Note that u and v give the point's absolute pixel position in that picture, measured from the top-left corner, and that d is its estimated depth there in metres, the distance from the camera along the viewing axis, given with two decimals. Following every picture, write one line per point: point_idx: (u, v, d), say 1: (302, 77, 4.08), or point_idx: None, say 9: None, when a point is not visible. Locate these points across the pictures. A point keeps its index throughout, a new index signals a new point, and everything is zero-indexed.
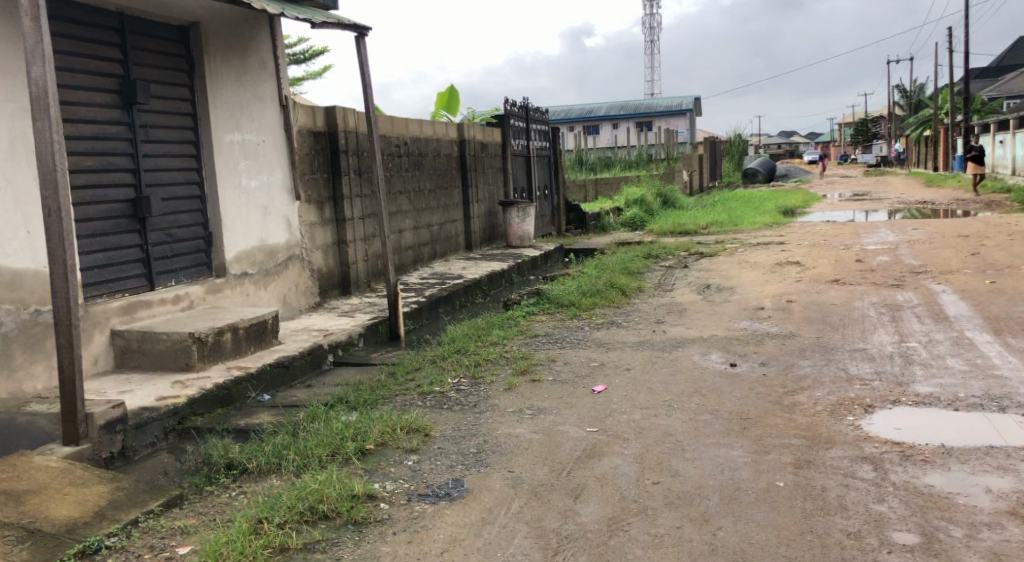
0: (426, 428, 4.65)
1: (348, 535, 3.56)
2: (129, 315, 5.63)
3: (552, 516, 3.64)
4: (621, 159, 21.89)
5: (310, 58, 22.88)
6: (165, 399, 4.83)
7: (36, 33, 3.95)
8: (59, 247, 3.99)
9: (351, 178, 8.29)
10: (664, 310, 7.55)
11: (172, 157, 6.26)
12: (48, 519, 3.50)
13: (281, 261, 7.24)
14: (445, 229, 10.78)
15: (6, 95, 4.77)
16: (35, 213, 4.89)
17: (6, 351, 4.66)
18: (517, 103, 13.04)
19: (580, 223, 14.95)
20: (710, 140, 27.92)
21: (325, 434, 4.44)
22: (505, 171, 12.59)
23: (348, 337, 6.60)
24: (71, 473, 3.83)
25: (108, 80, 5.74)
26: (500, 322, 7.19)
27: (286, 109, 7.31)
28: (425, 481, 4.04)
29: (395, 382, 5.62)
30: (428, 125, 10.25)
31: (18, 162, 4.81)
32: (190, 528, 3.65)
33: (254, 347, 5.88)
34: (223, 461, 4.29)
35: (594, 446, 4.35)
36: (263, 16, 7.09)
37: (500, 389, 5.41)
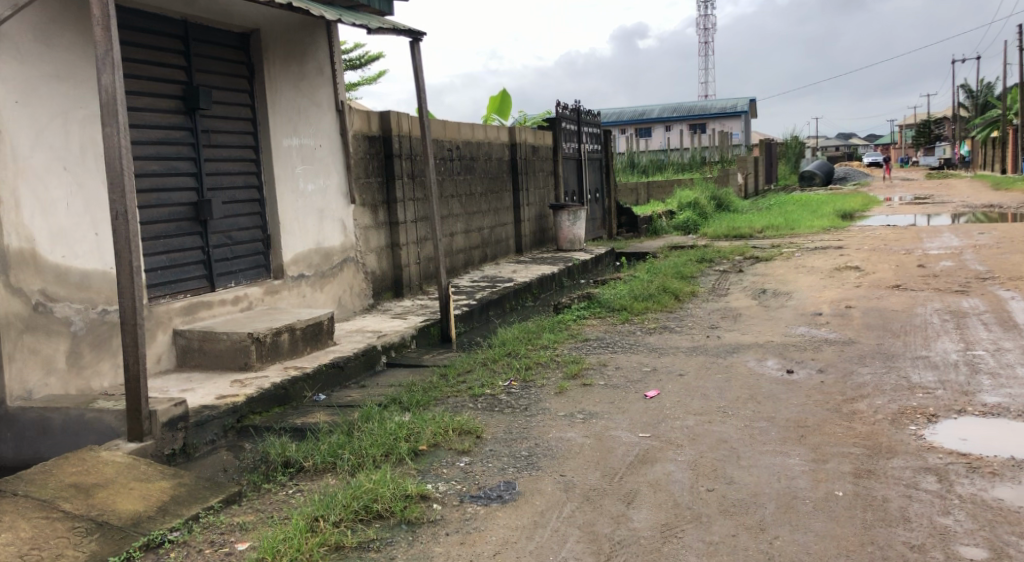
0: (477, 430, 4.69)
1: (402, 535, 3.62)
2: (191, 316, 5.78)
3: (605, 521, 3.65)
4: (675, 162, 21.77)
5: (366, 64, 23.13)
6: (224, 398, 4.95)
7: (107, 43, 4.10)
8: (125, 249, 4.13)
9: (404, 182, 8.40)
10: (717, 315, 7.49)
11: (232, 162, 6.41)
12: (115, 512, 3.62)
13: (336, 264, 7.36)
14: (496, 233, 10.83)
15: (78, 102, 4.94)
16: (103, 217, 5.06)
17: (76, 349, 4.82)
18: (569, 106, 13.07)
19: (631, 227, 14.89)
20: (765, 144, 27.53)
21: (378, 434, 4.51)
22: (557, 175, 12.62)
23: (400, 339, 6.68)
24: (136, 468, 3.95)
25: (173, 87, 5.90)
26: (552, 326, 7.21)
27: (342, 114, 7.44)
28: (478, 483, 4.08)
29: (446, 384, 5.68)
30: (481, 129, 10.33)
31: (88, 167, 4.98)
32: (248, 524, 3.72)
33: (310, 347, 5.99)
34: (280, 459, 4.37)
35: (646, 452, 4.34)
36: (320, 23, 7.23)
37: (550, 393, 5.43)
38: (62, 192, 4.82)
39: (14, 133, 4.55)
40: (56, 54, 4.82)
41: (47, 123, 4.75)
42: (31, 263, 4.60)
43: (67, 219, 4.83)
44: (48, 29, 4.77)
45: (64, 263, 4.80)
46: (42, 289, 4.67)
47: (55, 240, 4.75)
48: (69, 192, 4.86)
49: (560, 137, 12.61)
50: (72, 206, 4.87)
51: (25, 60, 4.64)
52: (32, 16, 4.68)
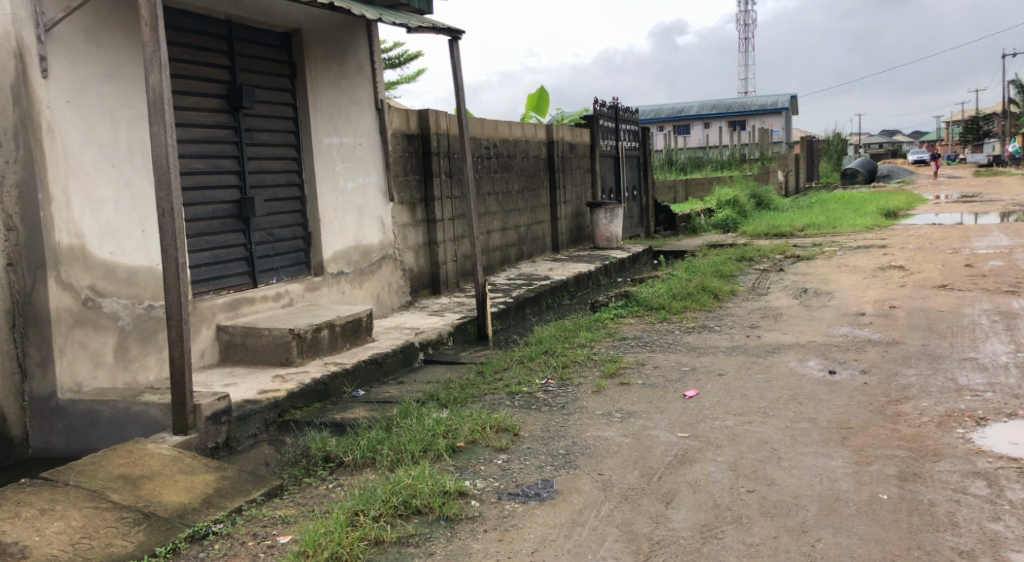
0: (515, 428, 4.70)
1: (440, 530, 3.64)
2: (233, 311, 5.87)
3: (643, 521, 3.64)
4: (714, 159, 21.62)
5: (405, 63, 23.25)
6: (267, 393, 5.03)
7: (154, 43, 4.17)
8: (171, 245, 4.21)
9: (441, 180, 8.44)
10: (758, 315, 7.42)
11: (274, 160, 6.49)
12: (160, 504, 3.69)
13: (375, 261, 7.42)
14: (533, 231, 10.84)
15: (126, 102, 5.04)
16: (149, 214, 5.16)
17: (123, 344, 4.93)
18: (607, 104, 13.03)
19: (669, 225, 14.81)
20: (807, 141, 27.15)
21: (417, 431, 4.54)
22: (594, 172, 12.59)
23: (438, 336, 6.72)
24: (181, 461, 4.03)
25: (217, 87, 5.99)
26: (588, 324, 7.20)
27: (381, 113, 7.49)
28: (516, 480, 4.10)
29: (483, 381, 5.70)
30: (518, 127, 10.34)
31: (135, 164, 5.08)
32: (290, 517, 3.77)
33: (350, 343, 6.06)
34: (320, 454, 4.43)
35: (685, 452, 4.33)
36: (360, 22, 7.29)
37: (588, 391, 5.43)
38: (111, 189, 4.92)
39: (65, 132, 4.65)
40: (106, 54, 4.92)
41: (97, 122, 4.85)
42: (81, 258, 4.71)
43: (115, 215, 4.93)
44: (99, 30, 4.87)
45: (113, 260, 4.90)
46: (91, 284, 4.77)
47: (103, 236, 4.85)
48: (118, 189, 4.96)
49: (597, 134, 12.57)
50: (120, 203, 4.97)
51: (76, 61, 4.74)
52: (83, 18, 4.78)
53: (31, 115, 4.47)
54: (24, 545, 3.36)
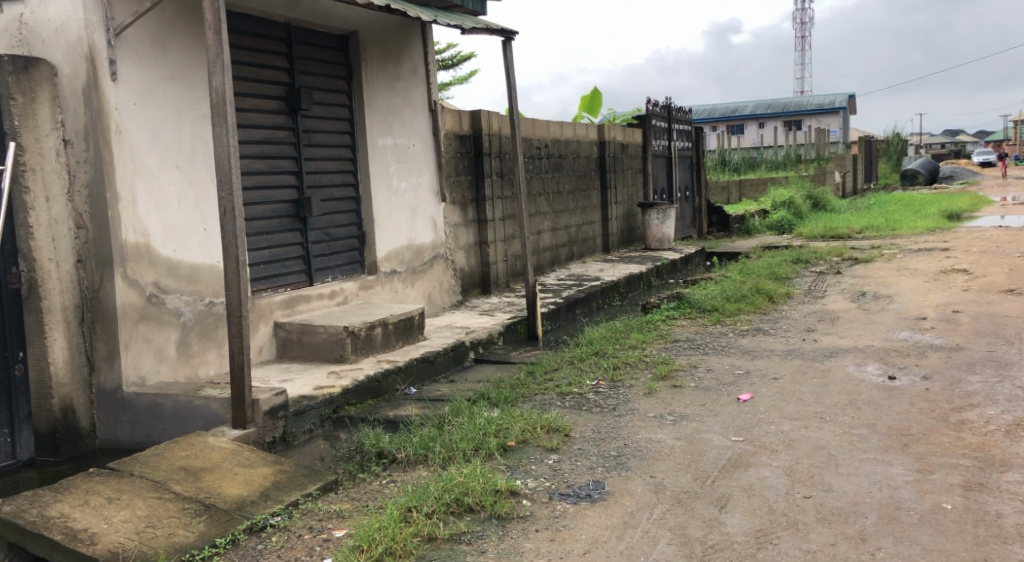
0: (565, 428, 4.70)
1: (492, 529, 3.67)
2: (290, 308, 5.98)
3: (697, 524, 3.62)
4: (769, 160, 21.45)
5: (458, 63, 23.37)
6: (322, 389, 5.11)
7: (218, 46, 4.27)
8: (232, 244, 4.30)
9: (492, 181, 8.47)
10: (814, 318, 7.30)
11: (330, 161, 6.59)
12: (221, 495, 3.78)
13: (427, 260, 7.49)
14: (583, 231, 10.82)
15: (190, 104, 5.17)
16: (211, 214, 5.29)
17: (186, 339, 5.05)
18: (660, 104, 12.95)
19: (722, 226, 14.69)
20: (866, 140, 26.67)
21: (468, 429, 4.58)
22: (646, 172, 12.52)
23: (488, 335, 6.75)
24: (240, 454, 4.13)
25: (276, 89, 6.09)
26: (640, 326, 7.17)
27: (434, 114, 7.56)
28: (566, 480, 4.10)
29: (534, 381, 5.72)
30: (570, 127, 10.34)
31: (198, 164, 5.21)
32: (345, 512, 3.83)
33: (402, 341, 6.13)
34: (374, 450, 4.49)
35: (740, 456, 4.29)
36: (415, 24, 7.35)
37: (639, 393, 5.40)
38: (175, 189, 5.04)
39: (132, 133, 4.78)
40: (171, 57, 5.04)
41: (163, 123, 4.98)
42: (146, 256, 4.84)
43: (178, 214, 5.05)
44: (165, 34, 5.00)
45: (176, 257, 5.02)
46: (155, 281, 4.89)
47: (167, 235, 4.97)
48: (181, 188, 5.09)
49: (650, 135, 12.50)
50: (183, 203, 5.10)
51: (143, 64, 4.87)
52: (150, 22, 4.90)
53: (100, 117, 4.61)
54: (93, 532, 3.43)
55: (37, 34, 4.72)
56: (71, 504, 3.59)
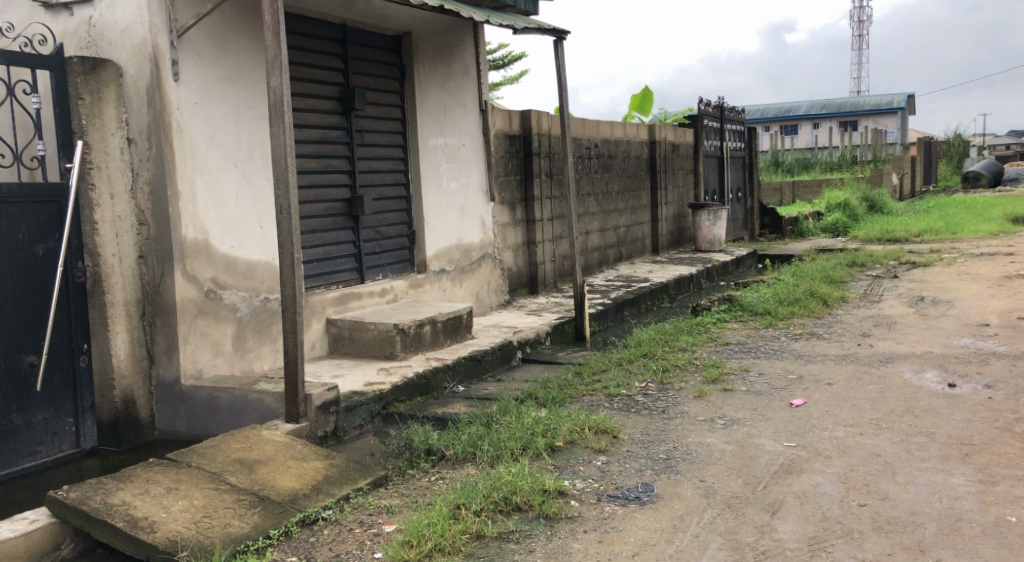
0: (614, 430, 4.69)
1: (541, 528, 3.66)
2: (342, 306, 6.05)
3: (748, 530, 3.58)
4: (823, 160, 21.15)
5: (509, 64, 23.41)
6: (372, 385, 5.16)
7: (276, 47, 4.33)
8: (288, 241, 4.37)
9: (542, 181, 8.48)
10: (869, 323, 7.17)
11: (383, 160, 6.65)
12: (274, 488, 3.84)
13: (475, 260, 7.52)
14: (632, 232, 10.77)
15: (248, 103, 5.26)
16: (267, 211, 5.37)
17: (241, 334, 5.15)
18: (712, 104, 12.83)
19: (775, 228, 14.50)
20: (926, 141, 25.97)
21: (516, 428, 4.59)
22: (697, 173, 12.41)
23: (536, 335, 6.76)
24: (293, 447, 4.20)
25: (331, 89, 6.17)
26: (689, 328, 7.11)
27: (485, 114, 7.60)
28: (615, 482, 4.09)
29: (582, 382, 5.71)
30: (620, 127, 10.30)
31: (255, 163, 5.30)
32: (394, 507, 3.86)
33: (450, 339, 6.17)
34: (423, 446, 4.52)
35: (792, 462, 4.23)
36: (468, 24, 7.38)
37: (689, 397, 5.35)
38: (232, 187, 5.13)
39: (193, 132, 4.87)
40: (231, 58, 5.14)
41: (222, 123, 5.07)
42: (204, 252, 4.93)
43: (236, 212, 5.14)
44: (225, 35, 5.09)
45: (233, 254, 5.11)
46: (213, 277, 4.99)
47: (225, 232, 5.07)
48: (239, 186, 5.18)
49: (701, 135, 12.39)
50: (241, 201, 5.19)
51: (204, 65, 4.96)
52: (212, 24, 5.00)
53: (162, 116, 4.72)
54: (153, 519, 3.49)
55: (104, 36, 4.85)
56: (132, 492, 3.65)
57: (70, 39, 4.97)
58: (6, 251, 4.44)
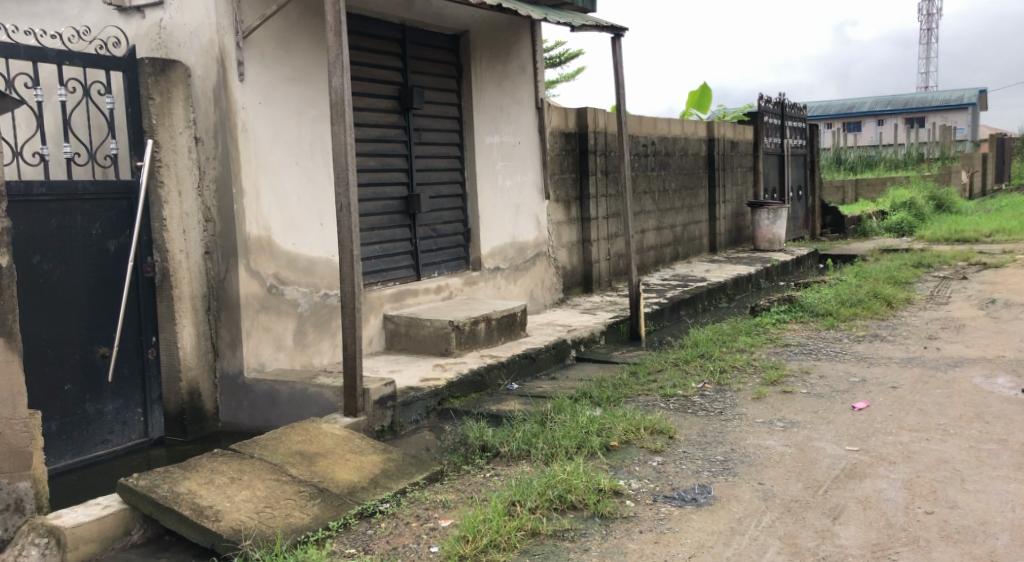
0: (670, 431, 4.65)
1: (596, 527, 3.65)
2: (399, 302, 6.11)
3: (808, 535, 3.51)
4: (888, 159, 20.69)
5: (568, 62, 23.34)
6: (428, 381, 5.20)
7: (338, 47, 4.38)
8: (348, 239, 4.41)
9: (597, 179, 8.43)
10: (937, 326, 6.98)
11: (440, 158, 6.69)
12: (333, 480, 3.90)
13: (530, 257, 7.52)
14: (690, 231, 10.66)
15: (310, 103, 5.33)
16: (327, 209, 5.45)
17: (302, 329, 5.23)
18: (772, 100, 12.63)
19: (837, 227, 14.21)
20: (998, 138, 25.21)
21: (571, 427, 4.57)
22: (756, 171, 12.24)
23: (590, 334, 6.74)
24: (351, 441, 4.25)
25: (390, 88, 6.22)
26: (748, 328, 7.01)
27: (541, 112, 7.59)
28: (671, 483, 4.05)
29: (637, 382, 5.67)
30: (678, 124, 10.21)
31: (316, 161, 5.38)
32: (450, 502, 3.88)
33: (505, 337, 6.19)
34: (478, 443, 4.54)
35: (854, 466, 4.14)
36: (525, 22, 7.39)
37: (748, 398, 5.28)
38: (294, 185, 5.21)
39: (257, 131, 4.96)
40: (294, 58, 5.22)
41: (285, 122, 5.15)
42: (267, 248, 5.02)
43: (297, 210, 5.22)
44: (289, 36, 5.18)
45: (295, 250, 5.20)
46: (275, 273, 5.07)
47: (287, 229, 5.15)
48: (300, 184, 5.26)
49: (761, 132, 12.20)
50: (302, 199, 5.27)
51: (269, 65, 5.05)
52: (276, 24, 5.08)
53: (228, 116, 4.81)
54: (217, 509, 3.55)
55: (174, 38, 4.97)
56: (197, 481, 3.72)
57: (141, 41, 5.10)
58: (80, 247, 4.57)
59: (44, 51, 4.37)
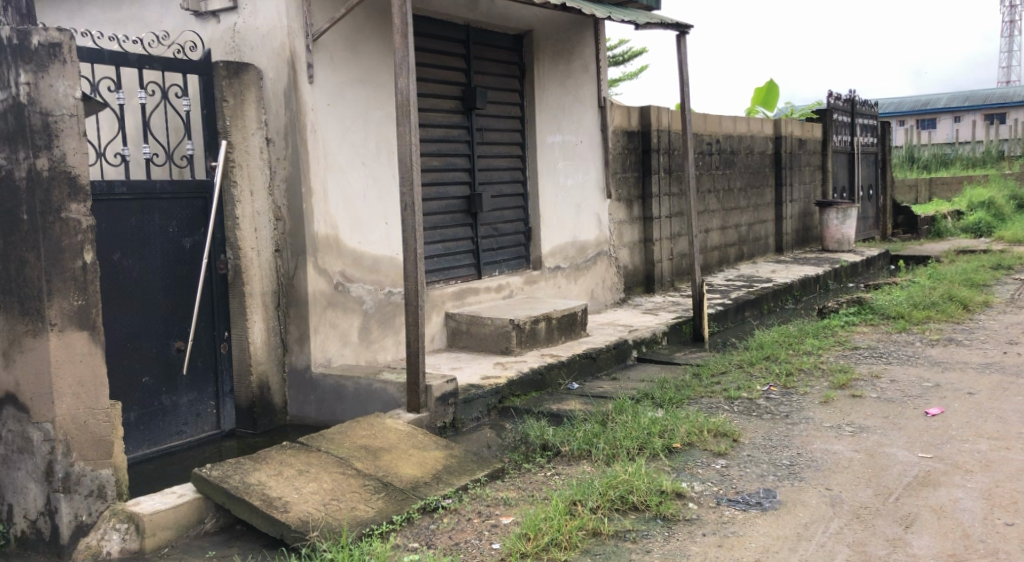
0: (734, 433, 4.58)
1: (658, 529, 3.61)
2: (460, 300, 6.16)
3: (878, 543, 3.42)
4: (965, 157, 20.08)
5: (630, 59, 23.15)
6: (489, 379, 5.23)
7: (404, 48, 4.42)
8: (412, 237, 4.45)
9: (660, 178, 8.36)
10: (1017, 330, 6.74)
11: (503, 158, 6.72)
12: (397, 475, 3.94)
13: (591, 257, 7.50)
14: (755, 230, 10.50)
15: (376, 104, 5.40)
16: (392, 208, 5.51)
17: (367, 326, 5.32)
18: (842, 97, 12.36)
19: (910, 227, 13.86)
20: None
21: (632, 428, 4.53)
22: (825, 169, 12.00)
23: (652, 334, 6.68)
24: (415, 436, 4.30)
25: (455, 89, 6.26)
26: (816, 330, 6.87)
27: (604, 110, 7.56)
28: (735, 487, 3.99)
29: (701, 384, 5.60)
30: (744, 122, 10.06)
31: (382, 162, 5.44)
32: (511, 500, 3.89)
33: (565, 337, 6.18)
34: (539, 442, 4.55)
35: (927, 474, 4.03)
36: (589, 20, 7.35)
37: (815, 402, 5.17)
38: (361, 184, 5.28)
39: (326, 132, 5.04)
40: (361, 60, 5.29)
41: (352, 122, 5.22)
42: (334, 247, 5.10)
43: (363, 209, 5.29)
44: (356, 38, 5.25)
45: (361, 248, 5.27)
46: (342, 271, 5.16)
47: (353, 228, 5.22)
48: (367, 184, 5.33)
49: (831, 129, 11.95)
50: (368, 199, 5.34)
51: (337, 67, 5.13)
52: (345, 27, 5.16)
53: (298, 118, 4.91)
54: (285, 500, 3.61)
55: (247, 41, 5.08)
56: (267, 473, 3.80)
57: (216, 44, 5.23)
58: (158, 244, 4.70)
59: (127, 56, 4.50)
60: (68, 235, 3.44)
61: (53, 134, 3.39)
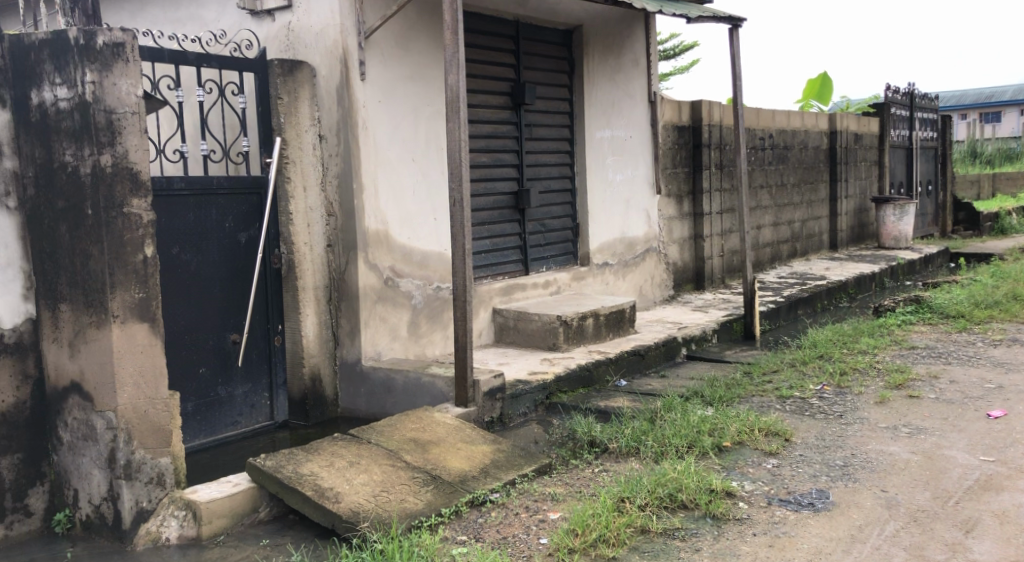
0: (786, 433, 4.52)
1: (707, 527, 3.59)
2: (508, 296, 6.17)
3: (937, 547, 3.35)
4: None
5: (681, 53, 22.93)
6: (536, 375, 5.24)
7: (454, 45, 4.43)
8: (460, 233, 4.47)
9: (711, 173, 8.27)
10: None
11: (551, 154, 6.71)
12: (446, 468, 3.97)
13: (640, 253, 7.46)
14: (809, 227, 10.34)
15: (426, 100, 5.44)
16: (441, 204, 5.54)
17: (416, 321, 5.36)
18: (901, 91, 12.09)
19: (971, 224, 13.48)
20: None
21: (682, 425, 4.50)
22: (882, 165, 11.74)
23: (702, 332, 6.61)
24: (462, 430, 4.33)
25: (504, 85, 6.27)
26: (870, 329, 6.74)
27: (654, 106, 7.50)
28: (787, 487, 3.94)
29: (752, 382, 5.53)
30: (798, 117, 9.90)
31: (431, 158, 5.47)
32: (559, 495, 3.89)
33: (613, 333, 6.16)
34: (586, 438, 4.54)
35: (989, 478, 3.93)
36: (640, 14, 7.29)
37: (869, 402, 5.08)
38: (410, 180, 5.32)
39: (377, 129, 5.08)
40: (412, 57, 5.33)
41: (402, 119, 5.26)
42: (385, 242, 5.15)
43: (412, 205, 5.33)
44: (407, 35, 5.29)
45: (410, 244, 5.32)
46: (392, 266, 5.21)
47: (402, 223, 5.27)
48: (416, 180, 5.36)
49: (888, 124, 11.69)
50: (417, 195, 5.37)
51: (389, 64, 5.17)
52: (396, 24, 5.20)
53: (350, 115, 4.96)
54: (337, 491, 3.66)
55: (301, 39, 5.16)
56: (319, 464, 3.86)
57: (272, 42, 5.32)
58: (215, 239, 4.79)
59: (186, 54, 4.59)
60: (130, 229, 3.52)
61: (116, 132, 3.48)
